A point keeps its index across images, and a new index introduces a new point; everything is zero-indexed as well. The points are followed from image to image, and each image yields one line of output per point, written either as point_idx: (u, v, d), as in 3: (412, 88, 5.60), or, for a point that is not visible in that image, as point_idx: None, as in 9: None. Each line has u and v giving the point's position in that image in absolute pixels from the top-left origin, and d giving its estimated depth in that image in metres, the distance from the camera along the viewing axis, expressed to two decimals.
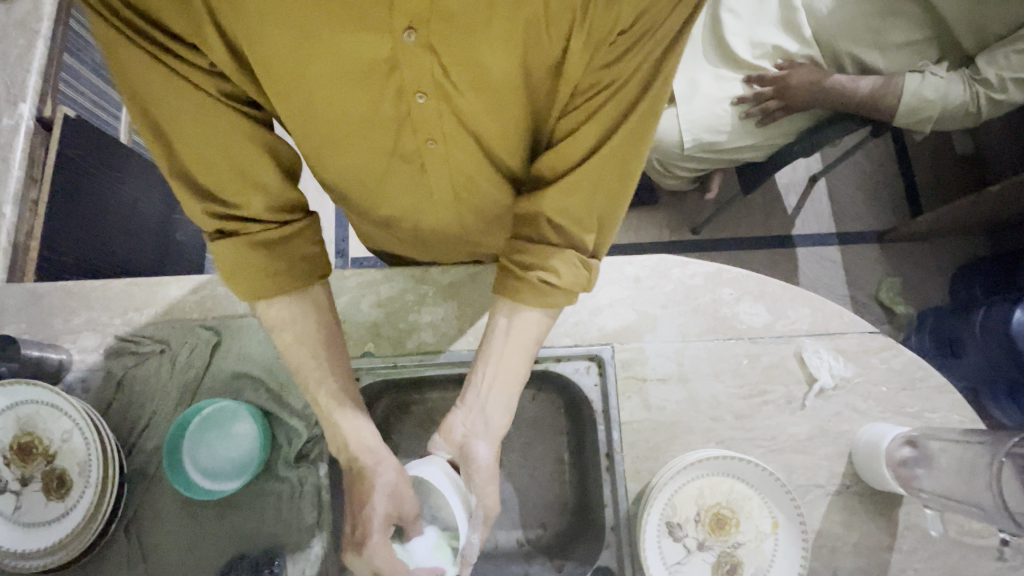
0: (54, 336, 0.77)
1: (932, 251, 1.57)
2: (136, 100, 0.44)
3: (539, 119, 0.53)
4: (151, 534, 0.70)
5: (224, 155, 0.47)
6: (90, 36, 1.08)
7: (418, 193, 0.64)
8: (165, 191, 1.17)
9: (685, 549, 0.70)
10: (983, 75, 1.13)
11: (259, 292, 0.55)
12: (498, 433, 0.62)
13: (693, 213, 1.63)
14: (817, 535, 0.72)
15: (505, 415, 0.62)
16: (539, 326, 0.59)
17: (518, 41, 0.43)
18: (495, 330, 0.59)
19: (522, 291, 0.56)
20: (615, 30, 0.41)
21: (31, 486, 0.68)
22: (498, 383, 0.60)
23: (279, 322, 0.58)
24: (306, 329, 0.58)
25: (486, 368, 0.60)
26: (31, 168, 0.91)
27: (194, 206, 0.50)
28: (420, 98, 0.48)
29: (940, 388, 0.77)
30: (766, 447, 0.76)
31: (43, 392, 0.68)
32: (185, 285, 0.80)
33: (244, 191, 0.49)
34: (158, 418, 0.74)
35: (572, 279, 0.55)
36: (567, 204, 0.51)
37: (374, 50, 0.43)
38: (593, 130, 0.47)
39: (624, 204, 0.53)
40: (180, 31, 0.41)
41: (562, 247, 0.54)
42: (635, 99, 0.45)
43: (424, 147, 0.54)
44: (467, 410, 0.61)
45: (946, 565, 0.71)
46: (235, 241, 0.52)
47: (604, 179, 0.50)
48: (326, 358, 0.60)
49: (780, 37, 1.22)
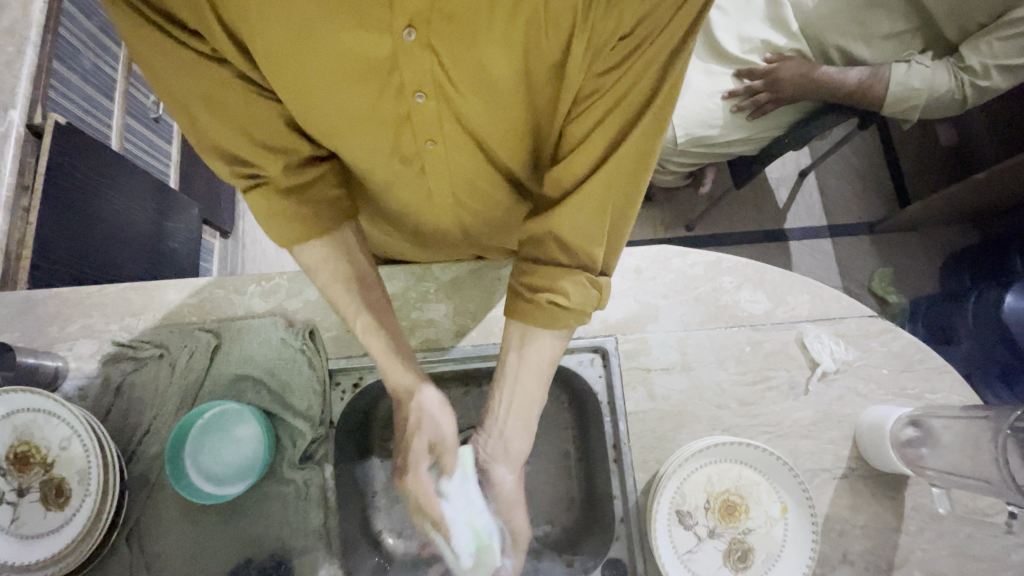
0: (48, 344, 0.75)
1: (921, 241, 1.60)
2: (155, 82, 0.47)
3: (540, 120, 0.53)
4: (154, 542, 0.69)
5: (232, 124, 0.49)
6: (79, 43, 1.07)
7: (419, 195, 0.65)
8: (154, 198, 1.15)
9: (696, 537, 0.69)
10: (967, 63, 1.15)
11: (295, 239, 0.57)
12: (519, 459, 0.65)
13: (686, 209, 1.64)
14: (826, 519, 0.73)
15: (525, 438, 0.64)
16: (553, 348, 0.59)
17: (518, 40, 0.43)
18: (510, 357, 0.61)
19: (529, 309, 0.57)
20: (617, 34, 0.41)
21: (29, 496, 0.66)
22: (514, 411, 0.62)
23: (314, 264, 0.60)
24: (337, 268, 0.60)
25: (503, 393, 0.62)
26: (21, 175, 0.89)
27: (221, 168, 0.53)
28: (421, 98, 0.48)
29: (939, 369, 0.78)
30: (771, 433, 0.76)
31: (40, 399, 0.67)
32: (183, 289, 0.79)
33: (263, 155, 0.51)
34: (158, 423, 0.73)
35: (579, 297, 0.55)
36: (572, 217, 0.51)
37: (374, 50, 0.43)
38: (596, 135, 0.47)
39: (629, 215, 0.53)
40: (182, 15, 0.42)
41: (571, 267, 0.54)
42: (638, 106, 0.45)
43: (424, 149, 0.55)
44: (487, 437, 0.65)
45: (954, 544, 0.72)
46: (263, 191, 0.54)
47: (609, 194, 0.49)
48: (362, 301, 0.61)
49: (767, 32, 1.24)
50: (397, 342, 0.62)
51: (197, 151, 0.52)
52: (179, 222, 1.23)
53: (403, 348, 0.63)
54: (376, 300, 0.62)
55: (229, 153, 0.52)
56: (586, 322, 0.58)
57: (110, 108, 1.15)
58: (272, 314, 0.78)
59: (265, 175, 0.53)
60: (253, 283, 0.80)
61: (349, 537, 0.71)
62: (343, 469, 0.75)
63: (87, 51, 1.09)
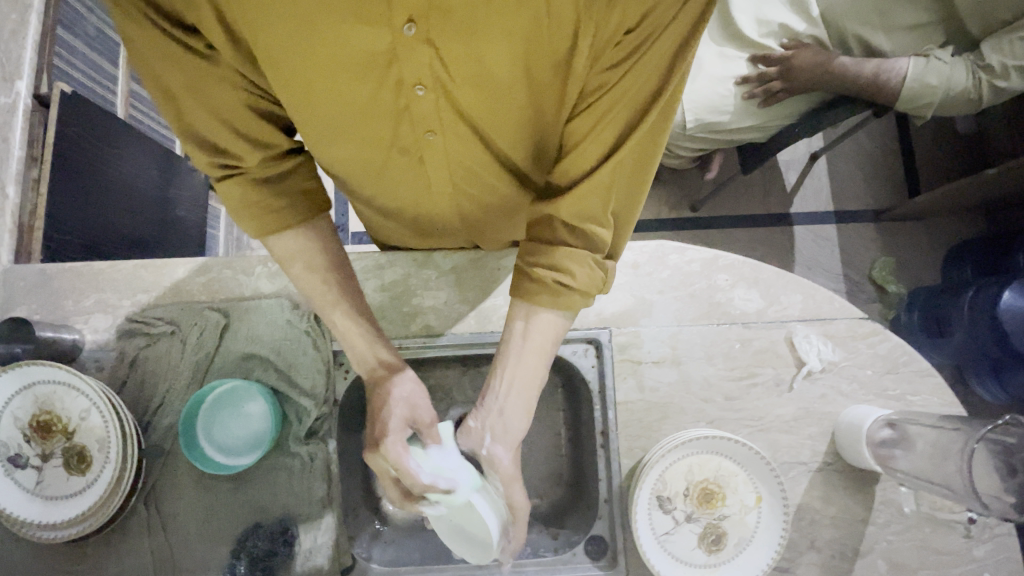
0: (65, 317, 0.79)
1: (928, 230, 1.58)
2: (142, 67, 0.47)
3: (543, 116, 0.53)
4: (170, 504, 0.74)
5: (218, 116, 0.49)
6: (84, 8, 1.05)
7: (418, 182, 0.65)
8: (158, 163, 1.16)
9: (673, 520, 0.74)
10: (988, 61, 1.12)
11: (268, 230, 0.57)
12: (516, 439, 0.62)
13: (692, 189, 1.63)
14: (798, 508, 0.77)
15: (525, 420, 0.62)
16: (557, 327, 0.58)
17: (520, 36, 0.43)
18: (513, 330, 0.59)
19: (536, 291, 0.56)
20: (620, 29, 0.41)
21: (52, 461, 0.71)
22: (517, 387, 0.60)
23: (287, 255, 0.60)
24: (314, 261, 0.60)
25: (504, 372, 0.60)
26: (31, 147, 0.92)
27: (200, 158, 0.53)
28: (420, 91, 0.48)
29: (922, 372, 0.81)
30: (753, 427, 0.80)
31: (60, 372, 0.71)
32: (191, 267, 0.81)
33: (241, 144, 0.51)
34: (171, 397, 0.77)
35: (586, 280, 0.54)
36: (579, 203, 0.50)
37: (373, 44, 0.43)
38: (607, 127, 0.46)
39: (635, 206, 0.53)
40: (182, 13, 0.43)
41: (578, 247, 0.53)
42: (645, 99, 0.44)
43: (423, 139, 0.55)
44: (486, 414, 0.61)
45: (917, 537, 0.76)
46: (240, 183, 0.54)
47: (613, 184, 0.49)
48: (340, 291, 0.61)
49: (787, 15, 1.19)
50: (370, 327, 0.63)
51: (178, 142, 0.52)
52: (184, 189, 1.23)
53: (379, 333, 0.64)
54: (352, 287, 0.63)
55: (213, 142, 0.51)
56: (591, 305, 0.57)
57: (114, 75, 1.14)
58: (278, 296, 0.81)
59: (243, 164, 0.53)
60: (260, 264, 0.82)
61: (352, 505, 0.77)
62: (344, 443, 0.79)
63: (91, 15, 1.07)
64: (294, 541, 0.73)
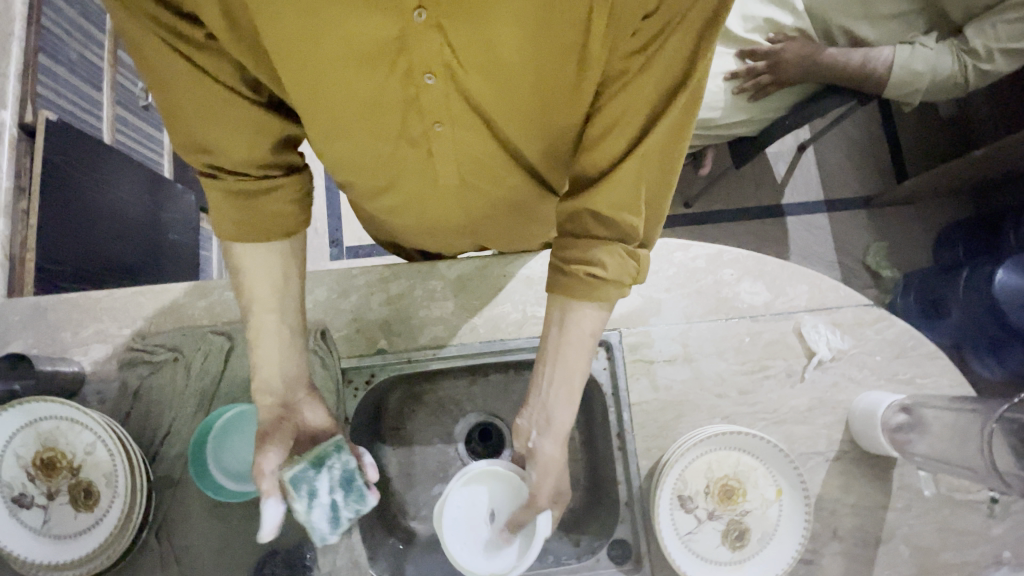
0: (63, 350, 0.77)
1: (917, 215, 1.61)
2: (141, 60, 0.46)
3: (558, 108, 0.53)
4: (181, 536, 0.72)
5: (209, 114, 0.49)
6: (66, 35, 1.04)
7: (423, 177, 0.64)
8: (148, 187, 1.14)
9: (696, 519, 0.73)
10: (971, 46, 1.14)
11: (235, 235, 0.57)
12: (563, 431, 0.61)
13: (685, 186, 1.64)
14: (819, 498, 0.77)
15: (571, 411, 0.61)
16: (597, 320, 0.57)
17: (533, 21, 0.43)
18: (550, 334, 0.59)
19: (572, 285, 0.55)
20: (642, 13, 0.41)
21: (58, 499, 0.69)
22: (556, 382, 0.59)
23: (248, 269, 0.60)
24: (272, 282, 0.60)
25: (548, 366, 0.59)
26: (18, 177, 0.88)
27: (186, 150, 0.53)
28: (430, 79, 0.47)
29: (930, 355, 0.81)
30: (768, 420, 0.80)
31: (62, 407, 0.68)
32: (193, 291, 0.80)
33: (224, 145, 0.51)
34: (178, 425, 0.75)
35: (618, 269, 0.53)
36: (609, 195, 0.50)
37: (382, 32, 0.42)
38: (630, 110, 0.46)
39: (666, 190, 0.52)
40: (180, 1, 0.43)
41: (611, 240, 0.52)
42: (674, 82, 0.44)
43: (432, 130, 0.54)
44: (531, 410, 0.61)
45: (938, 520, 0.76)
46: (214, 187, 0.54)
47: (641, 173, 0.49)
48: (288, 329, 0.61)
49: (773, 11, 1.20)
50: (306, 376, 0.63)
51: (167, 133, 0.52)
52: (176, 213, 1.22)
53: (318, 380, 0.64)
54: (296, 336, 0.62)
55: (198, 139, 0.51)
56: (627, 296, 0.56)
57: (100, 101, 1.12)
58: None
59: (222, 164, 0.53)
60: None
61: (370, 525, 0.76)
62: None
63: (73, 41, 1.05)
64: (313, 566, 0.71)
